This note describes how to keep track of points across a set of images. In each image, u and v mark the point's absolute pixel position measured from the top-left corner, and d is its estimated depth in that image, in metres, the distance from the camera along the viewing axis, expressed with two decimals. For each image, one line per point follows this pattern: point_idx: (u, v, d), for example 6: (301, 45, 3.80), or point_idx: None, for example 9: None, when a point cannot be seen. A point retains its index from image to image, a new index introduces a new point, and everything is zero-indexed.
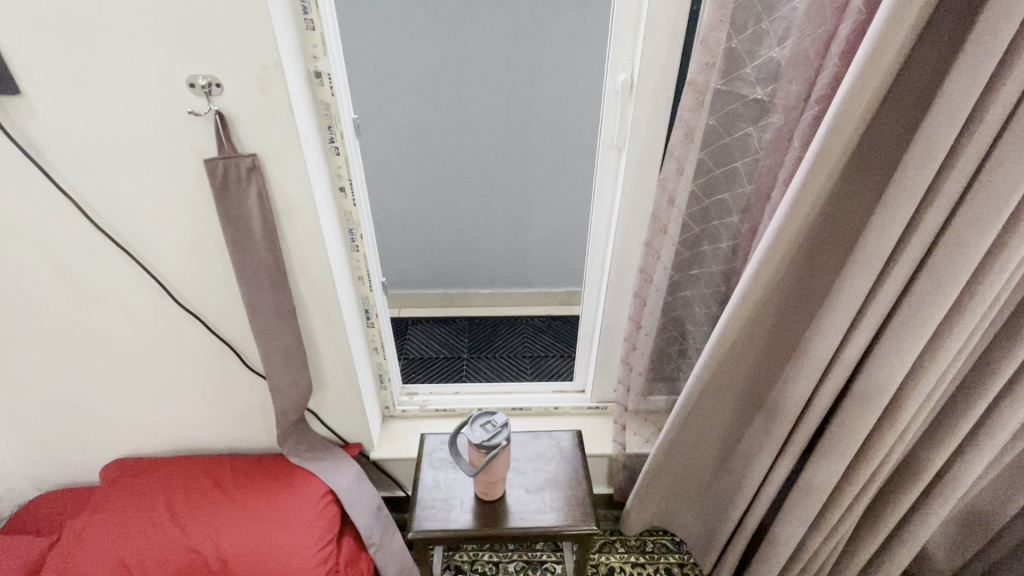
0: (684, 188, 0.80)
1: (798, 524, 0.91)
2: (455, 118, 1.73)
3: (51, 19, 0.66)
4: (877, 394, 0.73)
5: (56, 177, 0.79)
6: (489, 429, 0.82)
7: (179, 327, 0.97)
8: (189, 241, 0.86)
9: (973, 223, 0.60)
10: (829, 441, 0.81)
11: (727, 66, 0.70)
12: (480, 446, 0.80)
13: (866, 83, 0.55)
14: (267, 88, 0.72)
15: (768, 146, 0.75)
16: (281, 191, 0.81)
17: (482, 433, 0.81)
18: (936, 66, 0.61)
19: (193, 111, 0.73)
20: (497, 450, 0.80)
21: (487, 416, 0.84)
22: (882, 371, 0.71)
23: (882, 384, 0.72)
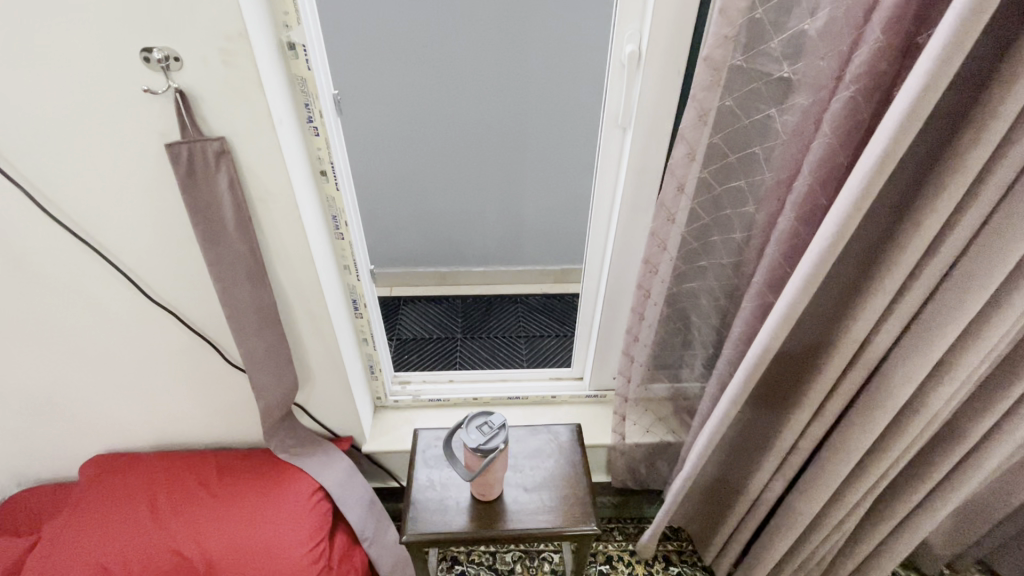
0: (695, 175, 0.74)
1: (802, 521, 0.89)
2: (446, 88, 1.63)
3: None
4: (894, 395, 0.69)
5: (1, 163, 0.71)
6: (486, 430, 0.79)
7: (153, 322, 0.90)
8: (158, 232, 0.79)
9: (1016, 222, 0.55)
10: (838, 441, 0.78)
11: (749, 39, 0.63)
12: (478, 450, 0.76)
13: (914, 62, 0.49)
14: (232, 61, 0.64)
15: (795, 132, 0.67)
16: (254, 177, 0.73)
17: (479, 436, 0.77)
18: (997, 41, 0.53)
19: (150, 89, 0.65)
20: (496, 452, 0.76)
21: (483, 416, 0.80)
22: (900, 372, 0.67)
23: (899, 387, 0.68)
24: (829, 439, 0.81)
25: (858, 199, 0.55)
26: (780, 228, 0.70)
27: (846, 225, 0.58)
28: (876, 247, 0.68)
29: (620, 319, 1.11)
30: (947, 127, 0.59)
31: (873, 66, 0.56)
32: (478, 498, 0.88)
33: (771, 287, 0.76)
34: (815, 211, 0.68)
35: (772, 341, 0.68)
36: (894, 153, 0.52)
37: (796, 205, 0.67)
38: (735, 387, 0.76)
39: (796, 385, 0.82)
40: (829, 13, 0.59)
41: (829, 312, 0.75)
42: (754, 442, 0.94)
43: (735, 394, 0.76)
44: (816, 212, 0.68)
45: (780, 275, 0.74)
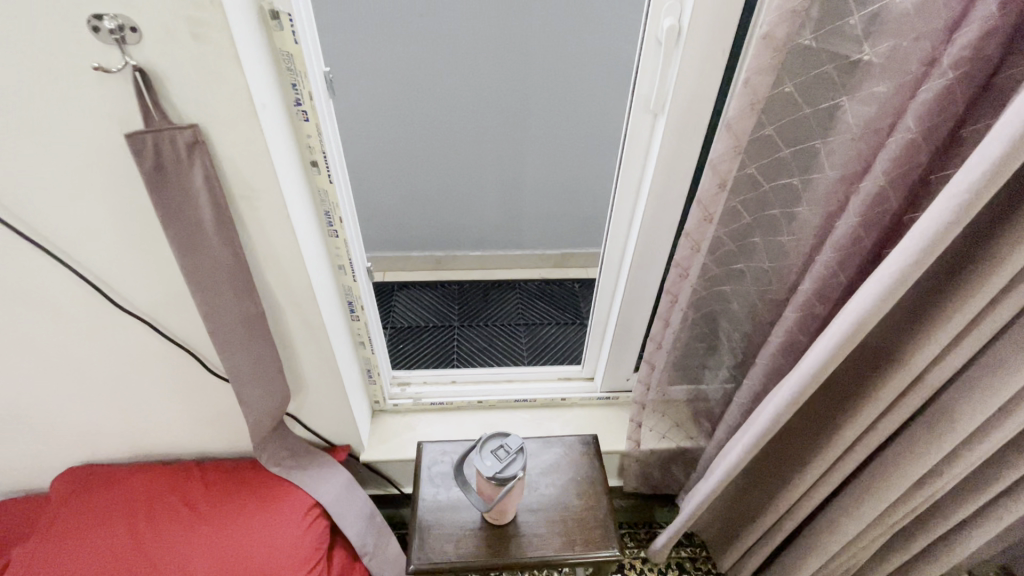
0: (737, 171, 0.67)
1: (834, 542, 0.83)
2: (442, 61, 1.49)
3: None
4: (954, 424, 0.62)
5: None
6: (501, 454, 0.71)
7: (125, 330, 0.81)
8: (124, 232, 0.68)
9: None
10: (884, 464, 0.72)
11: (821, 14, 0.54)
12: (494, 478, 0.69)
13: None
14: (203, 34, 0.53)
15: (865, 128, 0.56)
16: (234, 171, 0.63)
17: (494, 463, 0.70)
18: None
19: (103, 67, 0.53)
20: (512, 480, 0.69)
21: (499, 438, 0.73)
22: (968, 402, 0.61)
23: (963, 416, 0.61)
24: (872, 461, 0.75)
25: (954, 212, 0.47)
26: (838, 232, 0.62)
27: (935, 242, 0.50)
28: (950, 268, 0.57)
29: (638, 319, 1.03)
30: None
31: (979, 50, 0.47)
32: (489, 521, 0.82)
33: (819, 298, 0.69)
34: (881, 215, 0.59)
35: (829, 360, 0.62)
36: (1013, 161, 0.43)
37: (859, 207, 0.59)
38: (779, 401, 0.71)
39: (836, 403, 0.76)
40: None
41: (885, 336, 0.66)
42: (784, 456, 0.88)
43: (779, 410, 0.71)
44: (883, 216, 0.59)
45: (831, 283, 0.67)
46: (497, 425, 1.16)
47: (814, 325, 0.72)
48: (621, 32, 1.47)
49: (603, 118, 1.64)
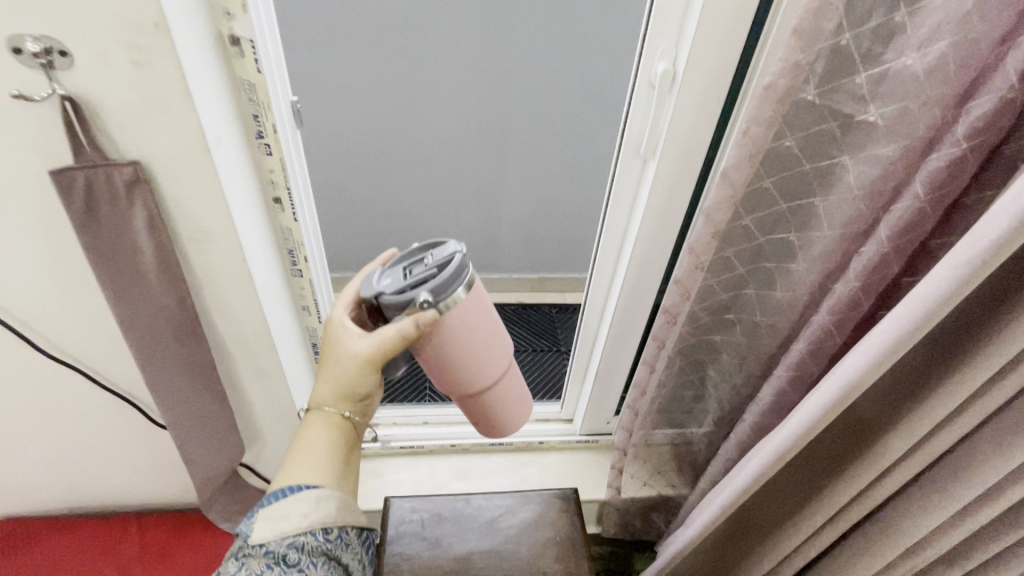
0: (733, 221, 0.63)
1: None
2: (421, 85, 1.43)
3: None
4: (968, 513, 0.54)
5: None
6: (417, 270, 0.52)
7: (51, 382, 0.71)
8: (44, 277, 0.59)
9: None
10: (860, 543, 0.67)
11: (829, 69, 0.51)
12: (379, 303, 0.51)
13: None
14: (145, 62, 0.46)
15: (868, 188, 0.54)
16: (184, 214, 0.57)
17: (390, 282, 0.52)
18: None
19: (23, 94, 0.46)
20: (414, 298, 0.49)
21: (437, 246, 0.54)
22: (958, 484, 0.52)
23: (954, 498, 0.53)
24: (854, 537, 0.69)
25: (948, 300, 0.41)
26: (837, 293, 0.59)
27: (928, 316, 0.43)
28: (954, 338, 0.49)
29: (621, 364, 0.99)
30: None
31: (993, 123, 0.45)
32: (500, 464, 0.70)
33: (812, 356, 0.65)
34: (881, 279, 0.57)
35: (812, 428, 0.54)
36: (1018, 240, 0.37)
37: (860, 270, 0.56)
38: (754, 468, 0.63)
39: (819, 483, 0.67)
40: (945, 46, 0.44)
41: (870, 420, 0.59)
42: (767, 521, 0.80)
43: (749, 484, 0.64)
44: (881, 281, 0.57)
45: (825, 344, 0.63)
46: (470, 470, 1.09)
47: (805, 383, 0.68)
48: (602, 63, 1.43)
49: (584, 142, 1.57)
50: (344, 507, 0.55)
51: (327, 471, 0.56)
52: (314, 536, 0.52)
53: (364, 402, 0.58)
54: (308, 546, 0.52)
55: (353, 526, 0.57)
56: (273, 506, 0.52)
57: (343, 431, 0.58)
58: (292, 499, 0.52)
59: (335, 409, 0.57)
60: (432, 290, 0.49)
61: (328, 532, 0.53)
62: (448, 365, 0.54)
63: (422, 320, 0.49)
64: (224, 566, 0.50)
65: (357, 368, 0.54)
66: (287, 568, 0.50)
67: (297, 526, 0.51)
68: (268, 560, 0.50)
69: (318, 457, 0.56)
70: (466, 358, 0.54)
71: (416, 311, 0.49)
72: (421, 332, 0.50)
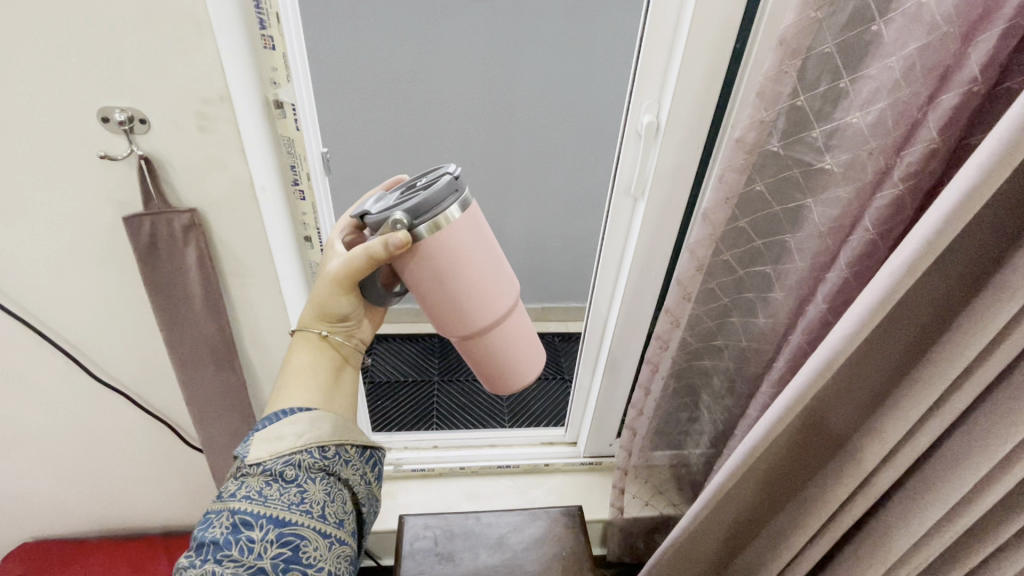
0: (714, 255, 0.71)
1: None
2: (423, 116, 1.36)
3: None
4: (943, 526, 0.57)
5: None
6: (408, 194, 0.51)
7: (103, 402, 0.79)
8: (108, 307, 0.69)
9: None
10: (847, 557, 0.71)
11: (787, 126, 0.60)
12: (363, 218, 0.51)
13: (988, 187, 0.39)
14: (208, 126, 0.56)
15: (830, 225, 0.62)
16: (229, 252, 0.65)
17: (379, 204, 0.52)
18: None
19: (108, 155, 0.56)
20: (388, 216, 0.48)
21: (437, 173, 0.53)
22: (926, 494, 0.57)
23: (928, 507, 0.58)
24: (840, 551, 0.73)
25: (873, 314, 0.48)
26: (809, 316, 0.66)
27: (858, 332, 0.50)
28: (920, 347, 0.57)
29: (621, 387, 1.05)
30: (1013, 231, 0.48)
31: (924, 167, 0.53)
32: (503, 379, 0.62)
33: (792, 374, 0.71)
34: (847, 303, 0.64)
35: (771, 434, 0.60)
36: (924, 263, 0.44)
37: (827, 295, 0.64)
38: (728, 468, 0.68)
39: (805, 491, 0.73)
40: (881, 107, 0.53)
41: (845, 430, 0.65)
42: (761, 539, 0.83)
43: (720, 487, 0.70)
44: (847, 305, 0.64)
45: (804, 363, 0.70)
46: (478, 492, 1.14)
47: None
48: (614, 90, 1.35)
49: (592, 179, 1.54)
50: (337, 428, 0.58)
51: (314, 391, 0.59)
52: (311, 454, 0.55)
53: (343, 322, 0.62)
54: (305, 463, 0.54)
55: (348, 444, 0.59)
56: (267, 429, 0.54)
57: (323, 350, 0.62)
58: (285, 423, 0.55)
59: (315, 328, 0.61)
60: (408, 210, 0.48)
61: (323, 451, 0.56)
62: (453, 306, 0.53)
63: (393, 241, 0.48)
64: (224, 485, 0.52)
65: (328, 287, 0.57)
66: (285, 484, 0.52)
67: (293, 446, 0.54)
68: (267, 477, 0.52)
69: (304, 380, 0.59)
70: (474, 299, 0.53)
71: (389, 231, 0.48)
72: (393, 254, 0.49)
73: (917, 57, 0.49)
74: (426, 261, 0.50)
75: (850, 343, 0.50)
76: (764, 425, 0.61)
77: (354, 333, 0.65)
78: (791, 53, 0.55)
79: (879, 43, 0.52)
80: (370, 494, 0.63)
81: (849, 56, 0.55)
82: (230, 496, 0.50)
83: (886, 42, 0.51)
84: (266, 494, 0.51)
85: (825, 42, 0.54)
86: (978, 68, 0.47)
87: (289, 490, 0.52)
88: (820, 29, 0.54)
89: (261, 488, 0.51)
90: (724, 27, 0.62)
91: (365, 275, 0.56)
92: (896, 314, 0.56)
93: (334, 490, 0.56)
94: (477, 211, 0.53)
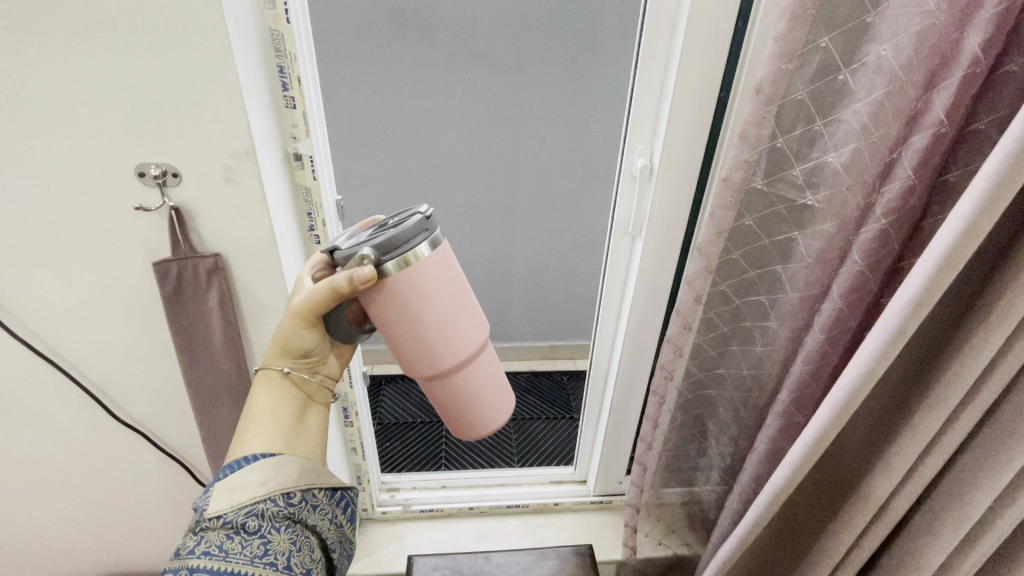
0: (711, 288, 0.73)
1: None
2: (431, 164, 1.43)
3: None
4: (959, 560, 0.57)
5: None
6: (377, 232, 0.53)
7: (123, 441, 0.82)
8: (133, 348, 0.72)
9: None
10: None
11: (770, 166, 0.63)
12: (330, 253, 0.52)
13: (977, 233, 0.42)
14: (234, 178, 0.61)
15: (818, 256, 0.64)
16: (248, 294, 0.70)
17: (350, 240, 0.53)
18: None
19: (142, 206, 0.61)
20: (356, 251, 0.49)
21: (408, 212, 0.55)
22: (936, 526, 0.57)
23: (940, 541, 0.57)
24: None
25: (880, 355, 0.50)
26: (808, 346, 0.68)
27: (871, 372, 0.51)
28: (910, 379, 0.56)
29: (628, 422, 1.05)
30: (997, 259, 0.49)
31: (903, 203, 0.56)
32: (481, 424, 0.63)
33: (796, 406, 0.72)
34: (843, 332, 0.65)
35: (795, 477, 0.60)
36: (928, 303, 0.46)
37: (822, 325, 0.65)
38: (753, 513, 0.67)
39: (819, 527, 0.72)
40: (853, 147, 0.57)
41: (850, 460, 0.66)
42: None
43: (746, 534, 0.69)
44: (844, 333, 0.65)
45: (805, 392, 0.71)
46: (487, 533, 1.12)
47: (794, 432, 0.74)
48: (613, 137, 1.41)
49: (593, 218, 1.59)
50: (303, 472, 0.54)
51: (276, 435, 0.55)
52: (276, 502, 0.50)
53: (305, 359, 0.59)
54: (270, 512, 0.49)
55: (317, 488, 0.55)
56: (226, 478, 0.49)
57: (285, 390, 0.58)
58: (246, 470, 0.50)
59: (276, 365, 0.58)
60: (376, 247, 0.49)
61: (290, 497, 0.51)
62: (426, 347, 0.54)
63: (358, 276, 0.49)
64: (181, 542, 0.46)
65: (288, 320, 0.55)
66: (249, 536, 0.47)
67: (256, 495, 0.49)
68: (228, 530, 0.47)
69: (265, 423, 0.55)
70: (446, 341, 0.55)
71: (355, 265, 0.50)
72: (358, 289, 0.50)
73: (883, 101, 0.54)
74: (405, 302, 0.52)
75: (864, 384, 0.52)
76: (785, 470, 0.61)
77: (318, 370, 0.61)
78: (768, 101, 0.59)
79: (849, 92, 0.57)
80: (342, 538, 0.58)
81: (822, 103, 0.59)
82: (187, 553, 0.45)
83: (857, 90, 0.56)
84: (228, 549, 0.45)
85: (797, 89, 0.59)
86: (942, 113, 0.51)
87: (253, 542, 0.47)
88: (792, 79, 0.58)
89: (222, 542, 0.46)
90: (706, 78, 0.67)
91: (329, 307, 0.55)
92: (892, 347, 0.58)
93: (303, 539, 0.51)
94: (447, 249, 0.55)
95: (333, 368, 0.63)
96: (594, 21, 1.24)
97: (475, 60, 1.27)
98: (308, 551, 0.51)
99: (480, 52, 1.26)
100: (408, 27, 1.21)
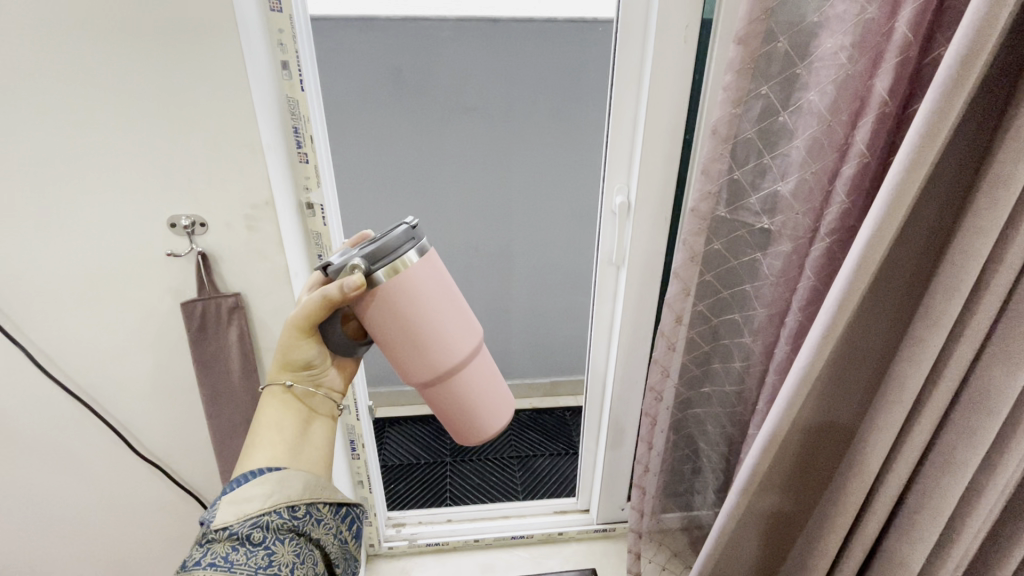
0: (689, 308, 0.76)
1: None
2: (430, 210, 1.52)
3: (35, 178, 0.62)
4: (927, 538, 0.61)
5: (13, 333, 0.70)
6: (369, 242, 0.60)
7: (142, 475, 0.86)
8: (156, 383, 0.78)
9: (1008, 381, 0.52)
10: None
11: (730, 196, 0.70)
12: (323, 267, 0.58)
13: (885, 232, 0.49)
14: (255, 225, 0.69)
15: (779, 274, 0.71)
16: (264, 328, 0.76)
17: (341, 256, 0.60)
18: (958, 182, 0.54)
19: (173, 252, 0.68)
20: (348, 262, 0.56)
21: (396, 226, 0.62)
22: (927, 513, 0.60)
23: (923, 527, 0.61)
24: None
25: (818, 350, 0.56)
26: (778, 357, 0.73)
27: (809, 370, 0.57)
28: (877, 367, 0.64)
29: (625, 447, 1.08)
30: (931, 255, 0.57)
31: (842, 222, 0.63)
32: (476, 433, 0.67)
33: None
34: None
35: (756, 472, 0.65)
36: (850, 301, 0.53)
37: (787, 336, 0.72)
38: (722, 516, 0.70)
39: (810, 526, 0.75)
40: (797, 177, 0.65)
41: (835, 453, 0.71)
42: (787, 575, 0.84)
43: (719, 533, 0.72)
44: None
45: None
46: (494, 565, 1.13)
47: None
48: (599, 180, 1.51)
49: (586, 255, 1.66)
50: (308, 486, 0.58)
51: (280, 450, 0.60)
52: (279, 515, 0.54)
53: (309, 369, 0.64)
54: (274, 524, 0.53)
55: (320, 503, 0.59)
56: (233, 493, 0.54)
57: (290, 403, 0.64)
58: (252, 484, 0.55)
59: (281, 378, 0.64)
60: (365, 257, 0.56)
61: (293, 510, 0.56)
62: (424, 355, 0.60)
63: (346, 283, 0.55)
64: (188, 553, 0.50)
65: (293, 332, 0.61)
66: (253, 547, 0.51)
67: (260, 507, 0.53)
68: (234, 541, 0.51)
69: (271, 438, 0.60)
70: (451, 370, 0.62)
71: (346, 275, 0.56)
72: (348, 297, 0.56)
73: (818, 138, 0.62)
74: (422, 339, 0.60)
75: (806, 377, 0.57)
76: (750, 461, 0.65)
77: (323, 381, 0.67)
78: (723, 140, 0.65)
79: (790, 130, 0.65)
80: (346, 553, 0.62)
81: (768, 139, 0.66)
82: (193, 564, 0.48)
83: (797, 128, 0.64)
84: (232, 559, 0.49)
85: (746, 130, 0.66)
86: (863, 146, 0.59)
87: (257, 553, 0.50)
88: (740, 121, 0.65)
89: (227, 553, 0.49)
90: (671, 121, 0.76)
91: (325, 318, 0.60)
92: (858, 351, 0.64)
93: (305, 552, 0.54)
94: (436, 257, 0.62)
95: (338, 382, 0.69)
96: (577, 73, 1.36)
97: (468, 115, 1.38)
98: (309, 563, 0.54)
99: (472, 107, 1.37)
100: (405, 85, 1.33)
